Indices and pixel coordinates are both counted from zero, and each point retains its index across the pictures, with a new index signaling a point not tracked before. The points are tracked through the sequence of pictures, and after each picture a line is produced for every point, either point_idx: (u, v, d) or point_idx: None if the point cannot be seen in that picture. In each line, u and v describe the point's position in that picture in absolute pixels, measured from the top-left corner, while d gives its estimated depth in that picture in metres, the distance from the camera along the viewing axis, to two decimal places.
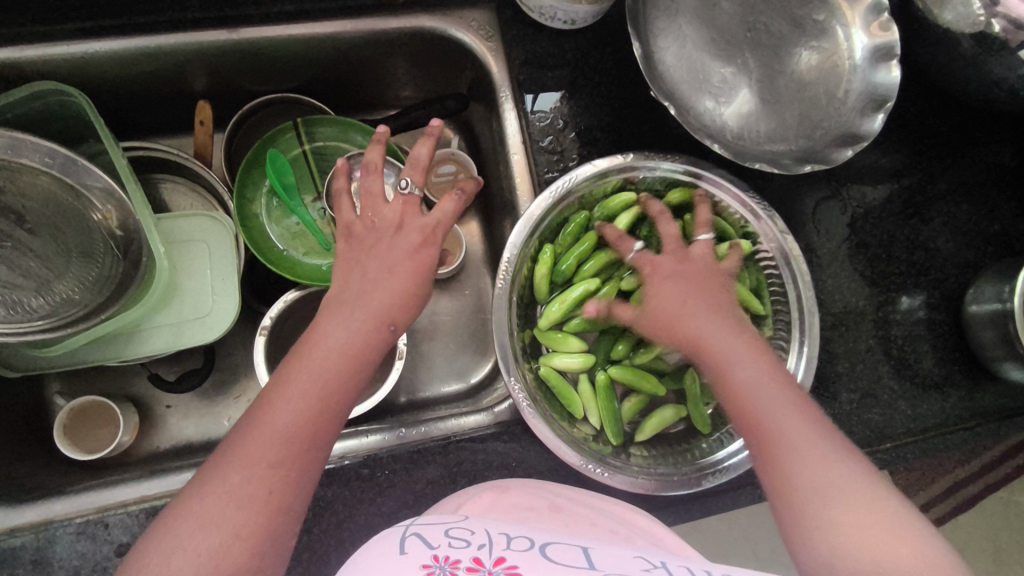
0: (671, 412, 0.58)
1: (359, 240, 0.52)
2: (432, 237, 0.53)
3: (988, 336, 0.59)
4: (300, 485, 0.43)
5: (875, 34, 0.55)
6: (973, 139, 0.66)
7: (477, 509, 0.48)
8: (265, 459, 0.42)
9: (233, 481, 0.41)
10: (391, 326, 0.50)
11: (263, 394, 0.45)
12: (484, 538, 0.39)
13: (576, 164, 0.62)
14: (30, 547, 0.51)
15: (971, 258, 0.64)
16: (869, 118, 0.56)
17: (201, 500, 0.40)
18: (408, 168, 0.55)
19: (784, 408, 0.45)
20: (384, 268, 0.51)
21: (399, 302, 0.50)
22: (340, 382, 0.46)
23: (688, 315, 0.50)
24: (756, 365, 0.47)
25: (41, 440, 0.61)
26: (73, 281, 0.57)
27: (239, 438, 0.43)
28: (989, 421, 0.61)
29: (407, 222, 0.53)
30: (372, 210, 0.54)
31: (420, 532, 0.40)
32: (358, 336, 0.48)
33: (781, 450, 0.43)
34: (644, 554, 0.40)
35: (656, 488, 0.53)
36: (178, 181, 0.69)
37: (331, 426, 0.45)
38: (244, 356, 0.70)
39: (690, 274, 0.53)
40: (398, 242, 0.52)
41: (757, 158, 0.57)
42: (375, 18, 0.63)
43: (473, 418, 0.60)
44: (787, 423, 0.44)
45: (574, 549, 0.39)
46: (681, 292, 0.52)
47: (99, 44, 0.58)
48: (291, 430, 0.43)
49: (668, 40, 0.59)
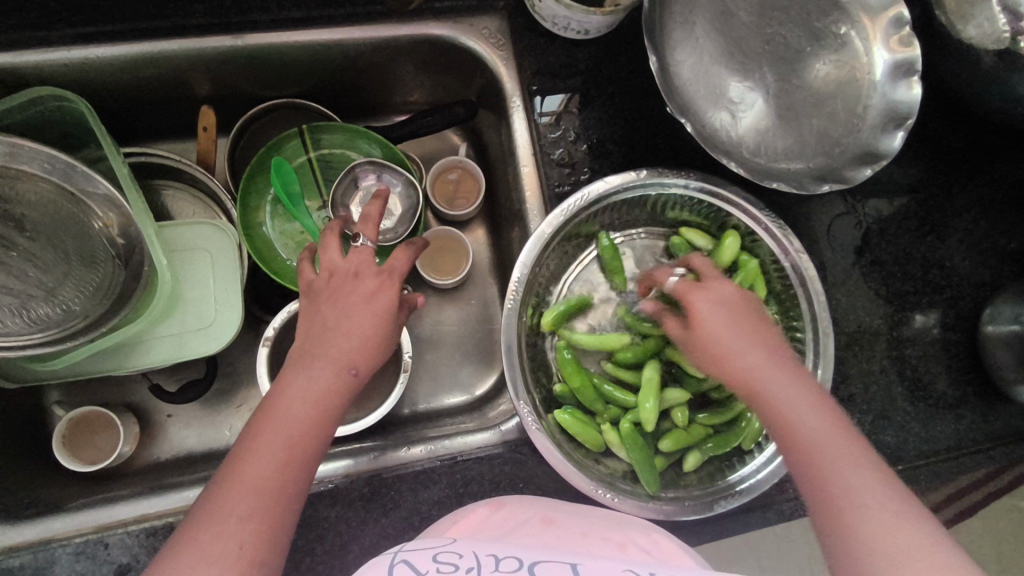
0: (693, 459, 0.56)
1: (316, 296, 0.50)
2: (390, 281, 0.51)
3: (1003, 358, 0.57)
4: (276, 535, 0.42)
5: (896, 49, 0.54)
6: (991, 154, 0.65)
7: (468, 529, 0.47)
8: (235, 514, 0.41)
9: (203, 541, 0.40)
10: (352, 369, 0.48)
11: (233, 447, 0.45)
12: (471, 560, 0.39)
13: (587, 177, 0.60)
14: (28, 567, 0.50)
15: (987, 277, 0.62)
16: (888, 135, 0.54)
17: (176, 566, 0.39)
18: (361, 225, 0.54)
19: (849, 463, 0.40)
20: (342, 315, 0.49)
21: (360, 344, 0.48)
22: (301, 432, 0.45)
23: (734, 342, 0.46)
24: (821, 415, 0.42)
25: (40, 452, 0.60)
26: (73, 290, 0.56)
27: (209, 499, 0.42)
28: (1003, 443, 0.60)
29: (360, 275, 0.51)
30: (329, 264, 0.51)
31: (409, 557, 0.39)
32: (321, 383, 0.46)
33: (851, 511, 0.38)
34: (633, 566, 0.40)
35: (667, 514, 0.52)
36: (179, 188, 0.68)
37: (297, 476, 0.44)
38: (247, 366, 0.69)
39: (740, 307, 0.48)
40: (355, 289, 0.50)
41: (774, 176, 0.55)
42: (383, 25, 0.61)
43: (478, 436, 0.59)
44: (855, 484, 0.39)
45: (563, 569, 0.38)
46: (728, 322, 0.47)
47: (99, 50, 0.57)
48: (257, 483, 0.42)
49: (683, 52, 0.58)
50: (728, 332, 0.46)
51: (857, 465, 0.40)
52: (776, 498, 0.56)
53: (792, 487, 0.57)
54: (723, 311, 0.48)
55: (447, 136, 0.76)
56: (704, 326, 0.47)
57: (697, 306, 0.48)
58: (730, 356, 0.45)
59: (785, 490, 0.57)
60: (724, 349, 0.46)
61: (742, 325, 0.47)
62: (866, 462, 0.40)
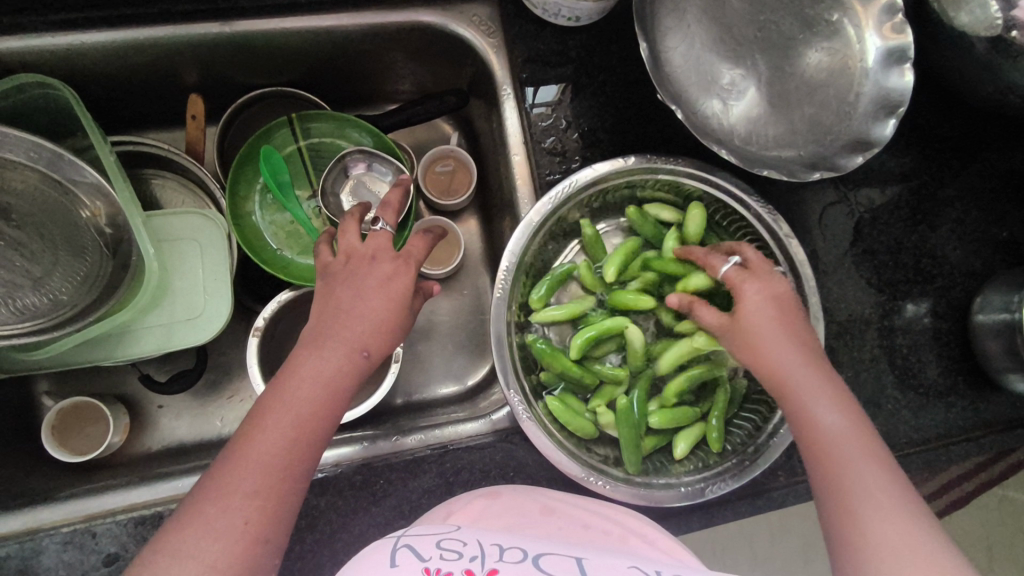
0: (684, 447, 0.55)
1: (336, 275, 0.50)
2: (404, 267, 0.50)
3: (993, 347, 0.58)
4: (280, 513, 0.42)
5: (888, 36, 0.53)
6: (982, 143, 0.64)
7: (468, 518, 0.47)
8: (239, 490, 0.41)
9: (211, 513, 0.41)
10: (364, 352, 0.48)
11: (244, 421, 0.45)
12: (475, 549, 0.38)
13: (578, 166, 0.60)
14: (15, 557, 0.51)
15: (978, 266, 0.62)
16: (880, 123, 0.54)
17: (179, 538, 0.40)
18: (380, 210, 0.54)
19: (863, 466, 0.42)
20: (357, 297, 0.48)
21: (373, 328, 0.48)
22: (314, 413, 0.45)
23: (771, 341, 0.46)
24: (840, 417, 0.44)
25: (29, 442, 0.60)
26: (61, 279, 0.55)
27: (215, 473, 0.42)
28: (993, 431, 0.60)
29: (377, 257, 0.50)
30: (347, 247, 0.51)
31: (411, 542, 0.39)
32: (333, 364, 0.46)
33: (861, 505, 0.41)
34: (639, 563, 0.39)
35: (655, 500, 0.52)
36: (169, 177, 0.68)
37: (306, 454, 0.44)
38: (237, 356, 0.69)
39: (781, 306, 0.48)
40: (372, 272, 0.49)
41: (765, 164, 0.55)
42: (372, 13, 0.61)
43: (469, 425, 0.59)
44: (866, 479, 0.41)
45: (568, 561, 0.38)
46: (766, 320, 0.47)
47: (84, 37, 0.56)
48: (266, 459, 0.42)
49: (675, 39, 0.58)
50: (768, 328, 0.47)
51: (866, 458, 0.42)
52: (765, 486, 0.56)
53: (782, 475, 0.57)
54: (767, 310, 0.48)
55: (439, 125, 0.75)
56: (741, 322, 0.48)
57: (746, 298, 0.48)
58: (766, 350, 0.46)
59: (775, 478, 0.57)
60: (759, 343, 0.47)
61: (780, 324, 0.47)
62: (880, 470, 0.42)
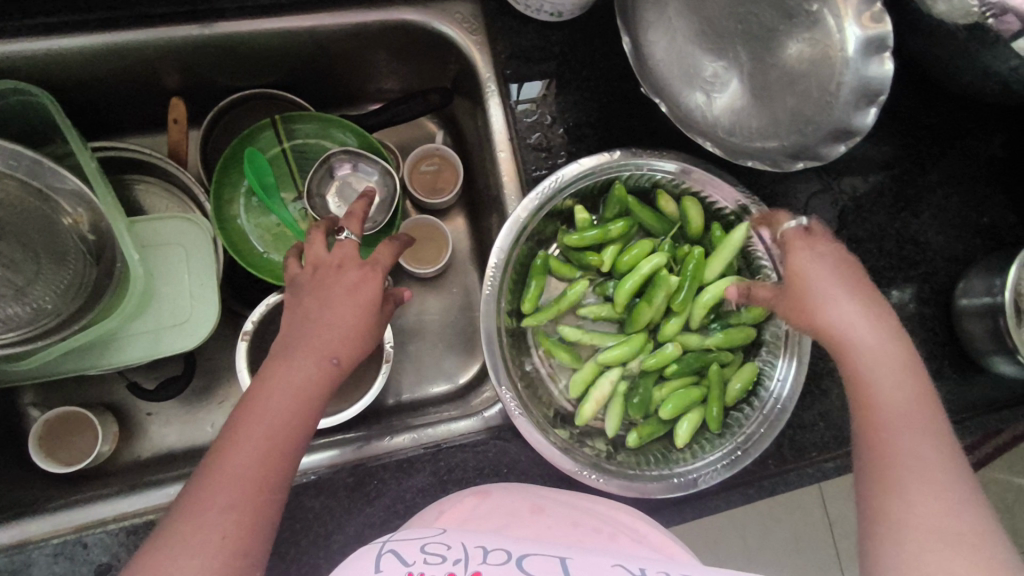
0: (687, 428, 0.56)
1: (303, 289, 0.50)
2: (373, 274, 0.51)
3: (978, 330, 0.58)
4: (259, 526, 0.42)
5: (867, 25, 0.52)
6: (961, 130, 0.65)
7: (457, 519, 0.46)
8: (215, 505, 0.41)
9: (185, 530, 0.40)
10: (334, 359, 0.47)
11: (217, 439, 0.45)
12: (459, 551, 0.38)
13: (564, 161, 0.60)
14: (4, 569, 0.50)
15: (961, 251, 0.63)
16: (861, 112, 0.54)
17: (157, 557, 0.39)
18: (345, 220, 0.55)
19: (917, 439, 0.43)
20: (325, 306, 0.49)
21: (343, 335, 0.48)
22: (285, 422, 0.45)
23: (837, 303, 0.48)
24: (904, 381, 0.45)
25: (16, 454, 0.59)
26: (44, 288, 0.54)
27: (191, 492, 0.42)
28: (978, 414, 0.61)
29: (342, 268, 0.50)
30: (313, 258, 0.51)
31: (396, 547, 0.39)
32: (303, 373, 0.46)
33: (906, 475, 0.42)
34: (622, 561, 0.39)
35: (647, 492, 0.53)
36: (152, 182, 0.67)
37: (280, 466, 0.44)
38: (226, 361, 0.69)
39: (842, 269, 0.50)
40: (339, 281, 0.50)
41: (748, 156, 0.57)
42: (352, 11, 0.60)
43: (461, 422, 0.59)
44: (911, 447, 0.43)
45: (552, 561, 0.37)
46: (826, 277, 0.49)
47: (60, 41, 0.55)
48: (237, 473, 0.42)
49: (656, 34, 0.59)
50: (840, 298, 0.48)
51: (920, 424, 0.44)
52: (757, 475, 0.57)
53: (773, 464, 0.57)
54: (825, 271, 0.50)
55: (424, 124, 0.75)
56: (801, 280, 0.50)
57: (802, 260, 0.50)
58: (837, 317, 0.48)
59: (767, 467, 0.57)
60: (826, 305, 0.48)
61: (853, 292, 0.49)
62: (934, 446, 0.43)
